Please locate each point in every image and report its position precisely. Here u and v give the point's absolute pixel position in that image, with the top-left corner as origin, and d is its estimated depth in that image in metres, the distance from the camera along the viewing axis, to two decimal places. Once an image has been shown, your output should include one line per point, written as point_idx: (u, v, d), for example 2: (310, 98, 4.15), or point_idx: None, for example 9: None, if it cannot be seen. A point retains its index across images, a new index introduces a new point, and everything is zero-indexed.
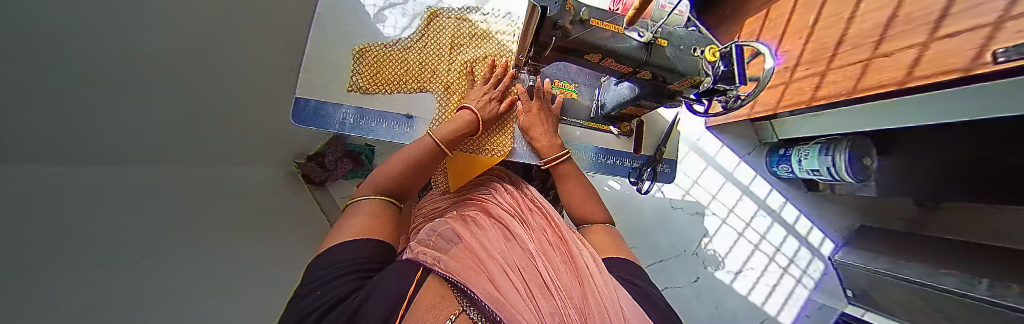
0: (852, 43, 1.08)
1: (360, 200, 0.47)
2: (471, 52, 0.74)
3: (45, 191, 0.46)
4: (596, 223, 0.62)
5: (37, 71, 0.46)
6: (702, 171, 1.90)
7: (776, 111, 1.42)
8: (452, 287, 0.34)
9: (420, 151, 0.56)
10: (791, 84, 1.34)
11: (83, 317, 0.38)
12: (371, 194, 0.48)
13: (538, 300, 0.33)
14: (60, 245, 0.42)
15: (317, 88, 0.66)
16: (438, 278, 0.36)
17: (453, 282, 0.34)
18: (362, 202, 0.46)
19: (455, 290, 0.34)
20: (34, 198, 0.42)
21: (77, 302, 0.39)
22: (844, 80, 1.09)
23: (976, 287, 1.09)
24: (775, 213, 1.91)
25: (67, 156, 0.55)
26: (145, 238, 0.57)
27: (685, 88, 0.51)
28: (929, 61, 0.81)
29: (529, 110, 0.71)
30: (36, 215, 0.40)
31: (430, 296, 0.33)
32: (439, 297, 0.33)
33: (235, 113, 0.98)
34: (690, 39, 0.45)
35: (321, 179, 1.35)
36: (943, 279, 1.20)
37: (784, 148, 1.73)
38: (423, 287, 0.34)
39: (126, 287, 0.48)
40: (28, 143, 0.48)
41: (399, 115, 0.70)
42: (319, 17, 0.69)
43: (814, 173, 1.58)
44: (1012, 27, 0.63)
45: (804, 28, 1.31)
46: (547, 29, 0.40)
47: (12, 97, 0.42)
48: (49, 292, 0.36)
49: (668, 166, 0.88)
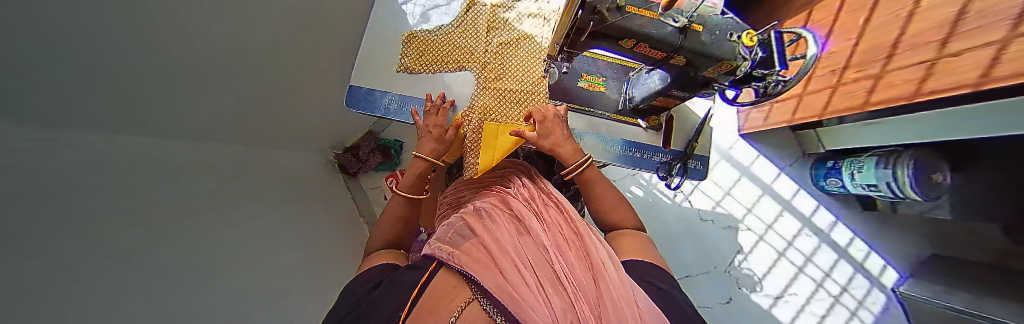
0: (912, 43, 0.98)
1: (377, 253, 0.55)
2: (504, 37, 0.76)
3: (141, 157, 0.53)
4: (622, 229, 0.60)
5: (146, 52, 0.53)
6: (734, 181, 1.77)
7: (823, 116, 1.31)
8: (465, 279, 0.35)
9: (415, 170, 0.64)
10: (839, 88, 1.24)
11: (121, 270, 0.39)
12: (380, 247, 0.56)
13: (551, 297, 0.34)
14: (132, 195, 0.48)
15: (368, 78, 0.75)
16: (450, 272, 0.38)
17: (466, 275, 0.36)
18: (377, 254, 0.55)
19: (468, 281, 0.35)
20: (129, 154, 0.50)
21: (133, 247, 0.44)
22: (906, 83, 0.99)
23: None
24: (824, 233, 1.71)
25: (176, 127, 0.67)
26: (191, 207, 0.61)
27: (719, 75, 0.50)
28: (1012, 60, 0.72)
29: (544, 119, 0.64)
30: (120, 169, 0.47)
31: (445, 285, 0.36)
32: (451, 288, 0.35)
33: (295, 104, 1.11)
34: (725, 26, 0.45)
35: (355, 170, 1.48)
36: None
37: (832, 160, 1.57)
38: (431, 285, 0.37)
39: (173, 243, 0.53)
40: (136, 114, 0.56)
41: None
42: (375, 14, 0.79)
43: (871, 188, 1.41)
44: None
45: (854, 29, 1.21)
46: (586, 14, 0.42)
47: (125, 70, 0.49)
48: (102, 244, 0.38)
49: (700, 163, 0.85)
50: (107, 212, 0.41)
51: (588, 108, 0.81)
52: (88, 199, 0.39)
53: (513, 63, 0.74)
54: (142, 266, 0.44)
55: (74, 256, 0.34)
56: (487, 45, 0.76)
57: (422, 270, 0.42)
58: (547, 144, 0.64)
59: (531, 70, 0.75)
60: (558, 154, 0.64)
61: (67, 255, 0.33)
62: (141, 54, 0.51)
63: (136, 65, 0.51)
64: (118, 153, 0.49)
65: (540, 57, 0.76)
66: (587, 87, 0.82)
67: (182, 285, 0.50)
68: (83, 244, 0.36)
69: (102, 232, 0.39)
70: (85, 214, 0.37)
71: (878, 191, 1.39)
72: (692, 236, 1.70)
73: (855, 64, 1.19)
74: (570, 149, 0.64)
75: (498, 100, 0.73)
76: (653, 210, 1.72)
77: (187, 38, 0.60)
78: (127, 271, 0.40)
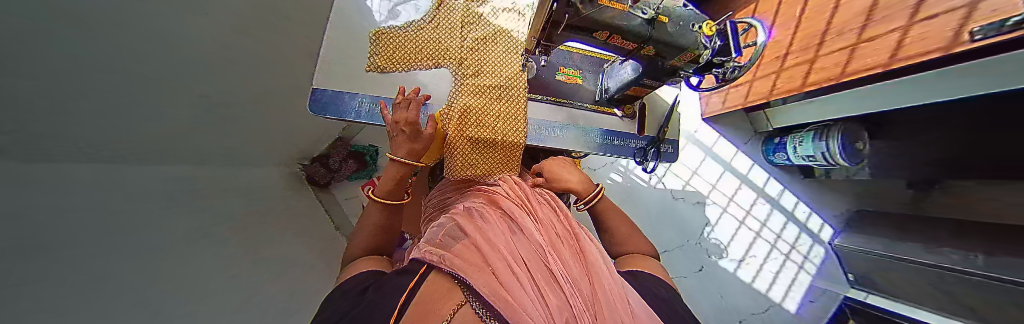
0: (837, 30, 1.13)
1: (355, 260, 0.48)
2: (480, 32, 0.75)
3: (61, 178, 0.44)
4: (634, 252, 0.61)
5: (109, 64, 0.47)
6: (701, 161, 1.94)
7: (770, 99, 1.47)
8: (455, 281, 0.34)
9: (391, 179, 0.58)
10: (782, 71, 1.39)
11: (73, 311, 0.34)
12: (360, 255, 0.49)
13: (547, 297, 0.33)
14: (78, 226, 0.42)
15: (334, 79, 0.69)
16: (439, 274, 0.36)
17: (457, 276, 0.34)
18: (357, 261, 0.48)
19: (458, 283, 0.33)
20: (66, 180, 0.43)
21: (89, 283, 0.39)
22: (832, 66, 1.14)
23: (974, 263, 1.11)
24: (775, 200, 1.94)
25: (135, 145, 0.59)
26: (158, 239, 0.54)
27: (685, 63, 0.54)
28: (913, 43, 0.86)
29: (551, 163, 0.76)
30: (54, 199, 0.41)
31: (433, 289, 0.34)
32: (440, 291, 0.32)
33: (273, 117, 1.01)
34: (687, 17, 0.48)
35: (326, 181, 1.38)
36: (945, 257, 1.22)
37: (779, 137, 1.77)
38: (418, 287, 0.34)
39: (141, 272, 0.48)
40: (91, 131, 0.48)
41: None
42: (337, 9, 0.73)
43: (810, 158, 1.62)
44: (987, 7, 0.68)
45: (792, 18, 1.36)
46: (562, 7, 0.43)
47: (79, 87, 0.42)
48: (43, 280, 0.33)
49: (671, 146, 0.91)
50: (48, 247, 0.36)
51: (567, 100, 0.82)
52: (34, 233, 0.34)
53: (491, 59, 0.73)
54: (104, 302, 0.39)
55: (26, 297, 0.30)
56: (463, 41, 0.74)
57: (411, 273, 0.39)
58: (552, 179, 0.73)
59: (509, 65, 0.74)
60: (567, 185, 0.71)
61: (25, 296, 0.29)
62: (132, 63, 0.50)
63: (98, 80, 0.46)
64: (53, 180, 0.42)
65: (517, 52, 0.75)
66: (565, 80, 0.83)
67: (157, 317, 0.45)
68: (36, 285, 0.32)
69: (49, 270, 0.34)
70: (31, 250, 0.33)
71: (816, 161, 1.61)
72: (668, 215, 1.84)
73: (793, 50, 1.34)
74: (578, 180, 0.74)
75: (476, 96, 0.71)
76: (632, 194, 1.83)
77: (166, 51, 0.56)
78: (74, 307, 0.35)
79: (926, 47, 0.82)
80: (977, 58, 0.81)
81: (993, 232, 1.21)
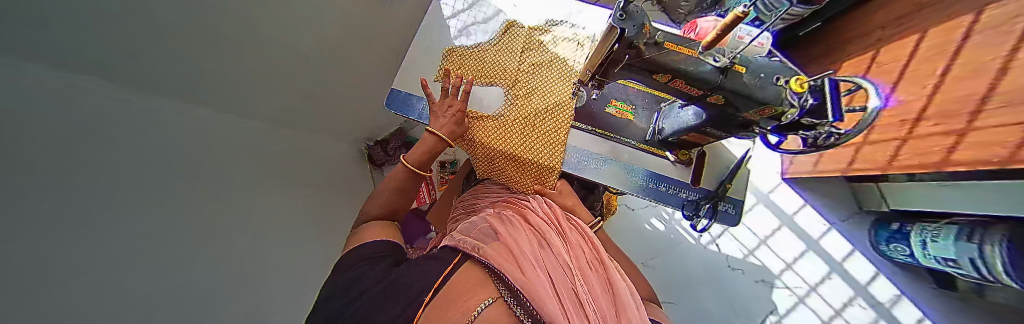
0: (1003, 99, 0.82)
1: (369, 224, 0.59)
2: (537, 58, 0.80)
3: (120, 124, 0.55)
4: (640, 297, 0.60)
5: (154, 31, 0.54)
6: (772, 230, 1.60)
7: (888, 172, 1.18)
8: (489, 273, 0.36)
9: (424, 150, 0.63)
10: (910, 140, 1.10)
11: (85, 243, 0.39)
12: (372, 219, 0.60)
13: (573, 317, 0.32)
14: (109, 152, 0.51)
15: (408, 83, 0.82)
16: (473, 265, 0.39)
17: (490, 269, 0.36)
18: (369, 226, 0.58)
19: (492, 276, 0.36)
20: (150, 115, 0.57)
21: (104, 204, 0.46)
22: (993, 147, 0.84)
23: None
24: (883, 307, 1.45)
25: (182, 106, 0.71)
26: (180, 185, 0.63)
27: (762, 118, 0.47)
28: None
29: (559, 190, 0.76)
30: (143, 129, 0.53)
31: (469, 281, 0.36)
32: (473, 284, 0.35)
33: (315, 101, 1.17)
34: (771, 69, 0.43)
35: (381, 162, 1.57)
36: None
37: (898, 223, 1.37)
38: (456, 274, 0.38)
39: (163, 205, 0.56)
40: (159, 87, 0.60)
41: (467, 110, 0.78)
42: (423, 28, 0.87)
43: (951, 264, 1.17)
44: None
45: (928, 76, 1.08)
46: (622, 48, 0.43)
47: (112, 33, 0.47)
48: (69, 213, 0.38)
49: (732, 206, 0.78)
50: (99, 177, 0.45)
51: (613, 134, 0.79)
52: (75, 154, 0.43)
53: (542, 83, 0.77)
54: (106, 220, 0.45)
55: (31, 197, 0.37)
56: (520, 64, 0.79)
57: (445, 259, 0.42)
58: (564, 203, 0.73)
59: (559, 91, 0.77)
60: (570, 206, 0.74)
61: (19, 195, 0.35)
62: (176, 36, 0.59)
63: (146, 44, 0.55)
64: (120, 108, 0.55)
65: (569, 80, 0.78)
66: (615, 113, 0.81)
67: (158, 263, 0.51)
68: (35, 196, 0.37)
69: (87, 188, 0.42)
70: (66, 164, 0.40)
71: (962, 269, 1.15)
72: (716, 284, 1.54)
73: (928, 118, 1.05)
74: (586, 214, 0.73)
75: (523, 117, 0.74)
76: (673, 247, 1.60)
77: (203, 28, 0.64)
78: None
79: None
80: None
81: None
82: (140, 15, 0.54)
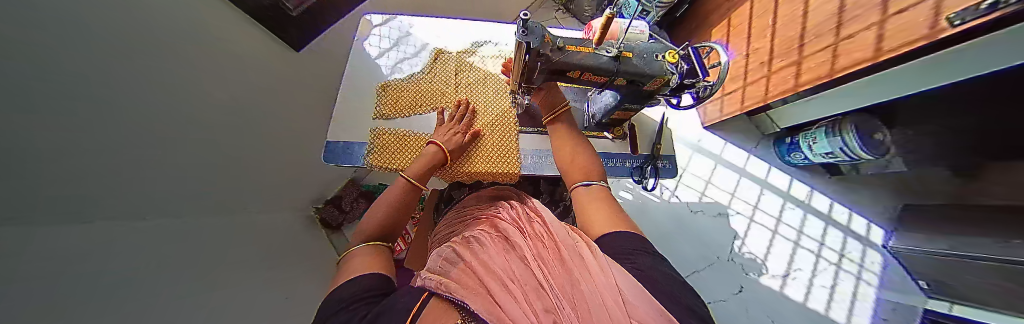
0: (814, 32, 1.17)
1: (354, 249, 0.50)
2: (471, 77, 0.84)
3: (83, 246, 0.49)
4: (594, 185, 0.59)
5: None
6: (712, 170, 1.87)
7: (767, 102, 1.48)
8: (456, 306, 0.33)
9: (431, 159, 0.68)
10: (772, 75, 1.42)
11: None
12: (361, 241, 0.51)
13: (530, 304, 0.29)
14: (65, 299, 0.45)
15: (342, 132, 0.77)
16: (440, 301, 0.36)
17: (453, 298, 0.34)
18: (357, 250, 0.49)
19: (455, 305, 0.33)
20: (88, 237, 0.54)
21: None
22: (819, 65, 1.16)
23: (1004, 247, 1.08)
24: (805, 204, 1.80)
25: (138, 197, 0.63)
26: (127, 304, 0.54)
27: (658, 87, 0.56)
28: (892, 36, 0.87)
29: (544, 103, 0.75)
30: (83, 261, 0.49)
31: (431, 313, 0.33)
32: (439, 312, 0.33)
33: None
34: (651, 49, 0.53)
35: (337, 222, 1.46)
36: (981, 244, 1.17)
37: (790, 136, 1.73)
38: (426, 308, 0.34)
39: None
40: None
41: (416, 135, 0.78)
42: (347, 72, 0.85)
43: (829, 155, 1.56)
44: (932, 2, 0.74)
45: (765, 28, 1.44)
46: (533, 57, 0.48)
47: None
48: None
49: (669, 162, 0.90)
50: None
51: None
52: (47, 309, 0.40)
53: (485, 98, 0.82)
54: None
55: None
56: (457, 85, 0.83)
57: (415, 295, 0.38)
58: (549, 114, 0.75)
59: (499, 103, 0.82)
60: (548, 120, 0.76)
61: None
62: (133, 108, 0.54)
63: None
64: None
65: (507, 92, 0.84)
66: None
67: None
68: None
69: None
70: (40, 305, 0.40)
71: (835, 157, 1.55)
72: (688, 229, 1.74)
73: (776, 55, 1.39)
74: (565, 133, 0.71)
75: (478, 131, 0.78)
76: (646, 211, 1.76)
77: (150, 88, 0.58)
78: None
79: (908, 38, 0.82)
80: (947, 47, 0.81)
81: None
82: None
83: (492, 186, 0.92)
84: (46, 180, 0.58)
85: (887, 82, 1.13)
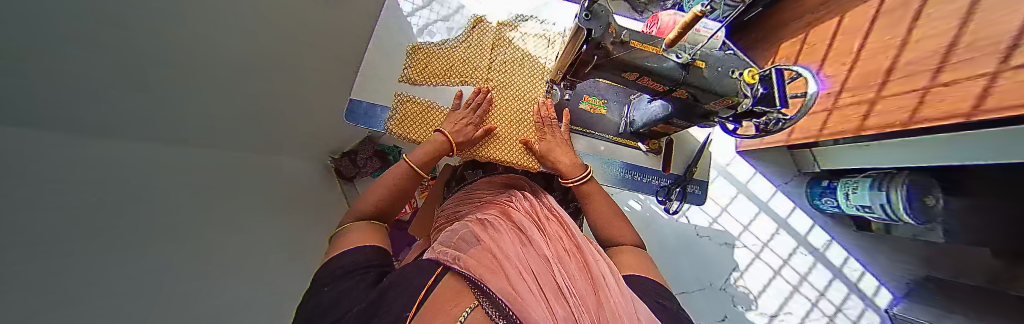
0: (907, 71, 1.00)
1: (349, 226, 0.53)
2: (508, 55, 0.78)
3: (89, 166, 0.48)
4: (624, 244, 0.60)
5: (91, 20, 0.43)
6: (731, 198, 1.78)
7: (820, 139, 1.33)
8: (470, 285, 0.34)
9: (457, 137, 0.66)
10: (836, 112, 1.26)
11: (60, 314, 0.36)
12: (354, 220, 0.54)
13: (551, 304, 0.31)
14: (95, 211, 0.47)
15: (367, 92, 0.75)
16: (455, 279, 0.36)
17: (472, 281, 0.34)
18: (353, 227, 0.52)
19: (473, 288, 0.34)
20: (118, 145, 0.56)
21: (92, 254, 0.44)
22: (898, 110, 1.00)
23: None
24: (819, 252, 1.72)
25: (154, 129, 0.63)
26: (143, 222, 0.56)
27: (720, 108, 0.50)
28: (999, 93, 0.73)
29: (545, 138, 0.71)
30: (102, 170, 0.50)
31: (447, 294, 0.34)
32: (457, 292, 0.34)
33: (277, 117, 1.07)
34: (727, 62, 0.46)
35: (352, 174, 1.48)
36: None
37: (827, 180, 1.60)
38: (438, 287, 0.36)
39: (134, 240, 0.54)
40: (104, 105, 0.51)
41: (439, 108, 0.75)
42: (381, 26, 0.80)
43: (866, 209, 1.44)
44: None
45: (848, 55, 1.26)
46: (590, 48, 0.43)
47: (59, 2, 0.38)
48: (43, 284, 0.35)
49: (699, 188, 0.85)
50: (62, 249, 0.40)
51: (588, 130, 0.81)
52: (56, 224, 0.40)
53: (519, 80, 0.76)
54: (79, 263, 0.43)
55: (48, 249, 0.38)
56: (491, 62, 0.77)
57: (426, 273, 0.39)
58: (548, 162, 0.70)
59: (532, 89, 0.76)
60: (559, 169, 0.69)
61: (31, 258, 0.35)
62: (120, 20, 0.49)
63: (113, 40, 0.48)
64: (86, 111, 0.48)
65: (543, 78, 0.78)
66: (588, 109, 0.82)
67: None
68: (47, 252, 0.38)
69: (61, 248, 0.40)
70: (50, 213, 0.40)
71: (873, 213, 1.43)
72: (687, 251, 1.71)
73: (849, 90, 1.22)
74: (569, 162, 0.69)
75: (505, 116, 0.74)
76: (650, 225, 1.72)
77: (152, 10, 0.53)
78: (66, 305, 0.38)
79: (1012, 100, 0.69)
80: None
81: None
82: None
83: (506, 173, 0.89)
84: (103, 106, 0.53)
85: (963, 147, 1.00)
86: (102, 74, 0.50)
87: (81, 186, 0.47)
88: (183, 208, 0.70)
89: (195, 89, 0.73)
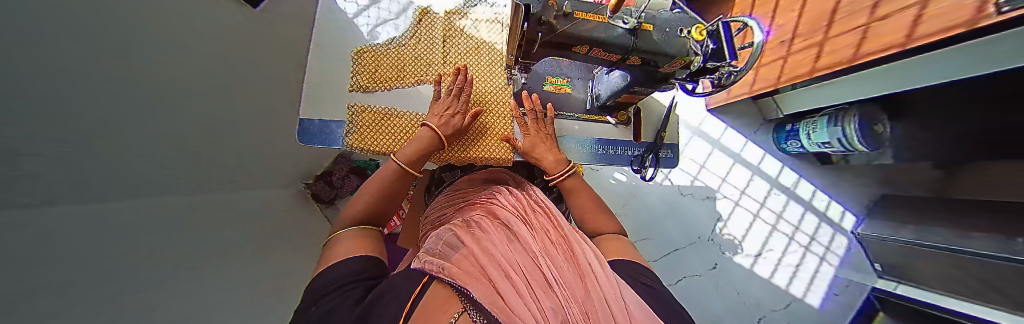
0: (846, 10, 1.06)
1: (341, 232, 0.48)
2: (462, 46, 0.74)
3: (62, 229, 0.45)
4: (606, 234, 0.61)
5: (48, 76, 0.40)
6: (708, 155, 1.87)
7: (778, 86, 1.40)
8: (457, 292, 0.32)
9: (424, 140, 0.61)
10: (790, 58, 1.32)
11: None
12: (346, 227, 0.49)
13: (540, 298, 0.30)
14: (76, 274, 0.45)
15: (317, 110, 0.69)
16: (442, 287, 0.34)
17: (458, 287, 0.32)
18: (342, 234, 0.47)
19: (459, 294, 0.32)
20: (83, 208, 0.52)
21: (88, 315, 0.43)
22: (843, 48, 1.07)
23: (1012, 246, 1.02)
24: (789, 190, 1.85)
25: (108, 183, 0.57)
26: (126, 280, 0.53)
27: (676, 69, 0.52)
28: (929, 20, 0.79)
29: (529, 133, 0.72)
30: (81, 234, 0.48)
31: (435, 301, 0.32)
32: (443, 300, 0.32)
33: (239, 150, 1.00)
34: (673, 22, 0.47)
35: (330, 197, 1.41)
36: (979, 241, 1.13)
37: (790, 124, 1.70)
38: (425, 295, 0.33)
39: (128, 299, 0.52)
40: (67, 164, 0.47)
41: (401, 112, 0.72)
42: (316, 34, 0.72)
43: (825, 145, 1.56)
44: None
45: (794, 1, 1.29)
46: (532, 25, 0.42)
47: (30, 57, 0.36)
48: None
49: (670, 151, 0.88)
50: (66, 314, 0.39)
51: (557, 112, 0.79)
52: (52, 288, 0.39)
53: (480, 71, 0.74)
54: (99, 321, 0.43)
55: (57, 317, 0.37)
56: (446, 55, 0.73)
57: (413, 279, 0.37)
58: (529, 157, 0.71)
59: (495, 77, 0.75)
60: (543, 166, 0.70)
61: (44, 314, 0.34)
62: (76, 68, 0.45)
63: (67, 90, 0.44)
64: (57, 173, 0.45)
65: (501, 64, 0.76)
66: (553, 90, 0.81)
67: None
68: (47, 311, 0.36)
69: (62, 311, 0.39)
70: (47, 278, 0.39)
71: (831, 147, 1.55)
72: (675, 211, 1.79)
73: (799, 35, 1.27)
74: (553, 159, 0.70)
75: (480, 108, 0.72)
76: (636, 193, 1.78)
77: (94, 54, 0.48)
78: None
79: (942, 25, 0.75)
80: (992, 32, 0.73)
81: (1009, 212, 1.19)
82: (67, 48, 0.43)
83: (486, 169, 0.88)
84: (88, 162, 0.51)
85: (902, 74, 1.09)
86: (78, 124, 0.48)
87: (53, 240, 0.42)
88: (174, 256, 0.67)
89: (169, 130, 0.70)
